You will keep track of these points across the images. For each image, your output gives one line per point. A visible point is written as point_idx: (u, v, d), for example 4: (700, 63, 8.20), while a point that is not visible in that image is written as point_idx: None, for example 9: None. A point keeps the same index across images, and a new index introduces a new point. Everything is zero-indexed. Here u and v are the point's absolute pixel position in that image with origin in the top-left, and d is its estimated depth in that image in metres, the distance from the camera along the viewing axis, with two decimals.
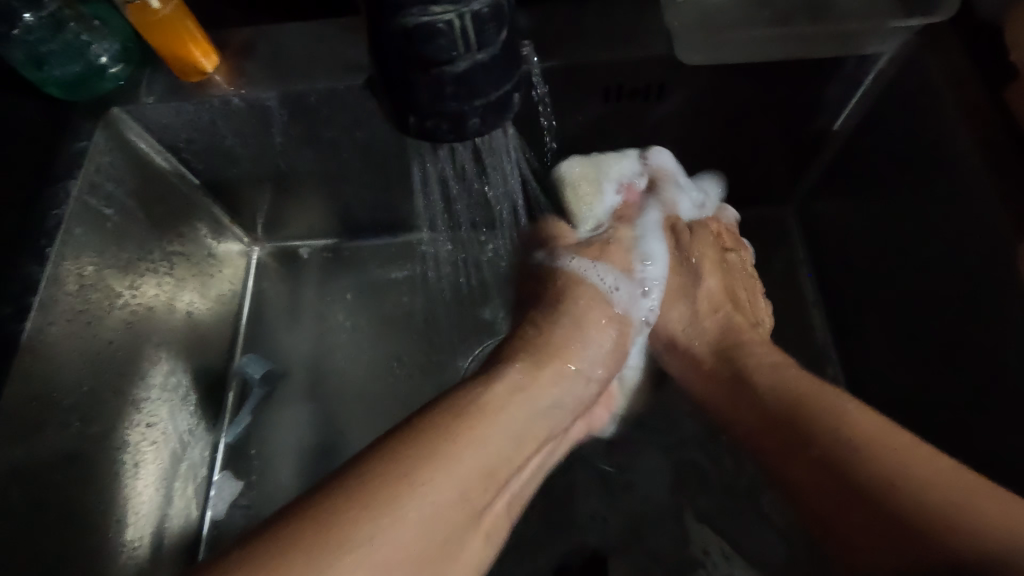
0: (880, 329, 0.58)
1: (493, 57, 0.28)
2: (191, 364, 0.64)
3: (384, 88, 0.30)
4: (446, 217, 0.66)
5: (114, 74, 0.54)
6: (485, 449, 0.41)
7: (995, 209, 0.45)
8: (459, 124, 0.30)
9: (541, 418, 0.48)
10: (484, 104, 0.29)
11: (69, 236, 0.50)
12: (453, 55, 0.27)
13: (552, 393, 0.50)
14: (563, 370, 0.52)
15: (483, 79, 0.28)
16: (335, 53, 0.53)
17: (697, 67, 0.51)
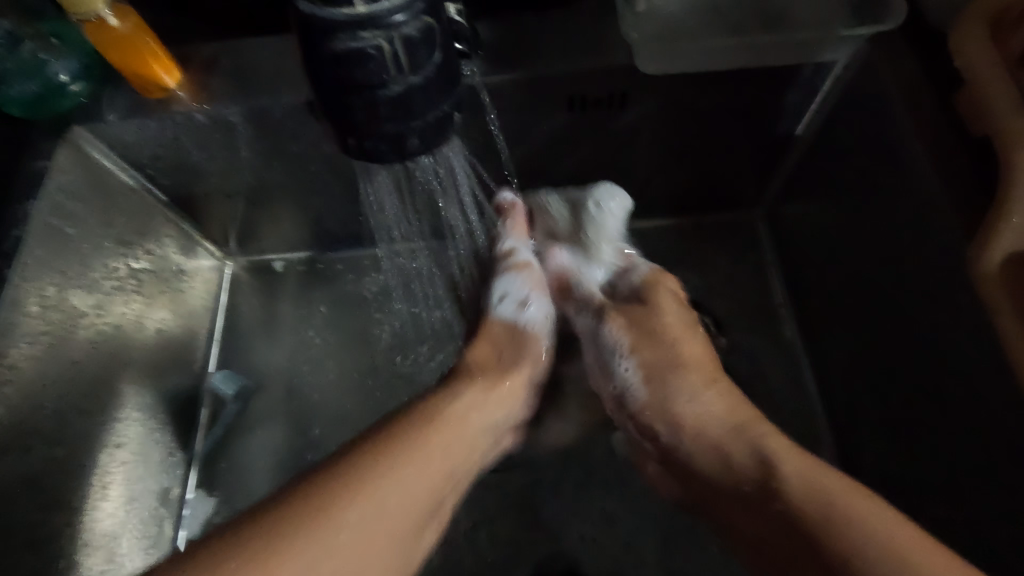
0: (847, 330, 0.59)
1: (427, 77, 0.28)
2: (161, 382, 0.63)
3: (322, 111, 0.30)
4: (400, 232, 0.67)
5: (74, 91, 0.53)
6: (434, 465, 0.44)
7: (949, 212, 0.46)
8: (400, 145, 0.30)
9: (483, 434, 0.51)
10: (422, 125, 0.29)
11: (30, 257, 0.50)
12: (384, 79, 0.27)
13: (498, 408, 0.52)
14: (512, 382, 0.54)
15: (419, 100, 0.29)
16: (299, 67, 0.53)
17: (657, 76, 0.52)
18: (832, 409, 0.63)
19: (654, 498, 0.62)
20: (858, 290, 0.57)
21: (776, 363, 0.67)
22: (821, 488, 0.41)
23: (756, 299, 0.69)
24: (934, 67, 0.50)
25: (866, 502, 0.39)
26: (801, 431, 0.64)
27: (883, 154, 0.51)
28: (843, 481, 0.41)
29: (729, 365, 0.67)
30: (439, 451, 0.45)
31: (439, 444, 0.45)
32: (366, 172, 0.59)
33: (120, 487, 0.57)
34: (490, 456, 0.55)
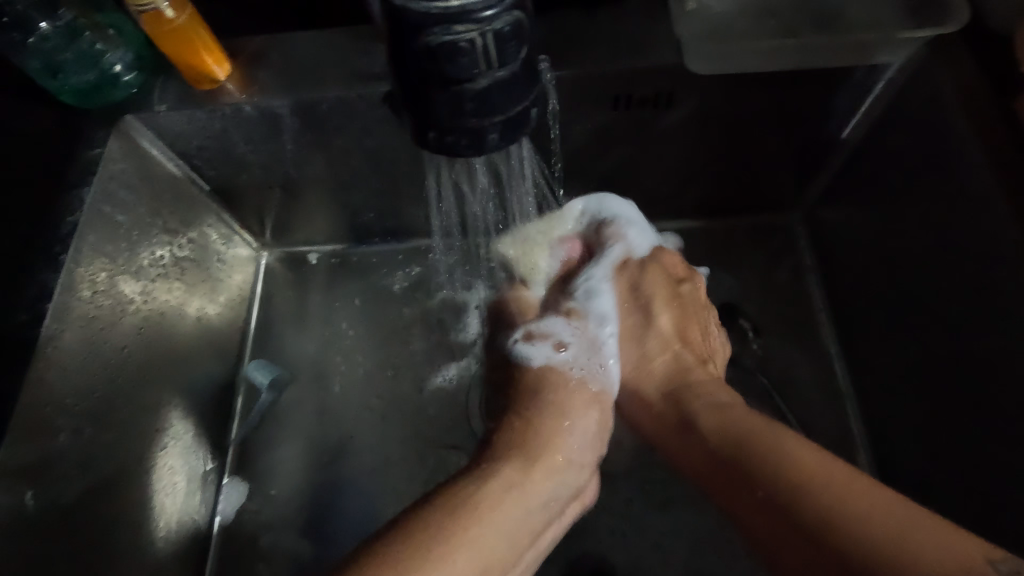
0: (888, 337, 0.58)
1: (514, 73, 0.28)
2: (199, 371, 0.64)
3: (404, 104, 0.30)
4: (449, 228, 0.67)
5: (127, 82, 0.54)
6: (469, 564, 0.40)
7: (1003, 219, 0.46)
8: (478, 140, 0.30)
9: (534, 513, 0.46)
10: (504, 120, 0.30)
11: (83, 243, 0.51)
12: (474, 73, 0.27)
13: (539, 488, 0.48)
14: (550, 458, 0.50)
15: (503, 95, 0.29)
16: (347, 62, 0.54)
17: (705, 76, 0.52)
18: (868, 417, 0.62)
19: (683, 502, 0.62)
20: (901, 297, 0.56)
21: (812, 369, 0.66)
22: (814, 472, 0.40)
23: (790, 303, 0.69)
24: (990, 71, 0.49)
25: (871, 487, 0.37)
26: (835, 439, 0.63)
27: (934, 159, 0.50)
28: (841, 467, 0.40)
29: (763, 369, 0.66)
30: (470, 552, 0.40)
31: (478, 526, 0.42)
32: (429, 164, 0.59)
33: (160, 473, 0.58)
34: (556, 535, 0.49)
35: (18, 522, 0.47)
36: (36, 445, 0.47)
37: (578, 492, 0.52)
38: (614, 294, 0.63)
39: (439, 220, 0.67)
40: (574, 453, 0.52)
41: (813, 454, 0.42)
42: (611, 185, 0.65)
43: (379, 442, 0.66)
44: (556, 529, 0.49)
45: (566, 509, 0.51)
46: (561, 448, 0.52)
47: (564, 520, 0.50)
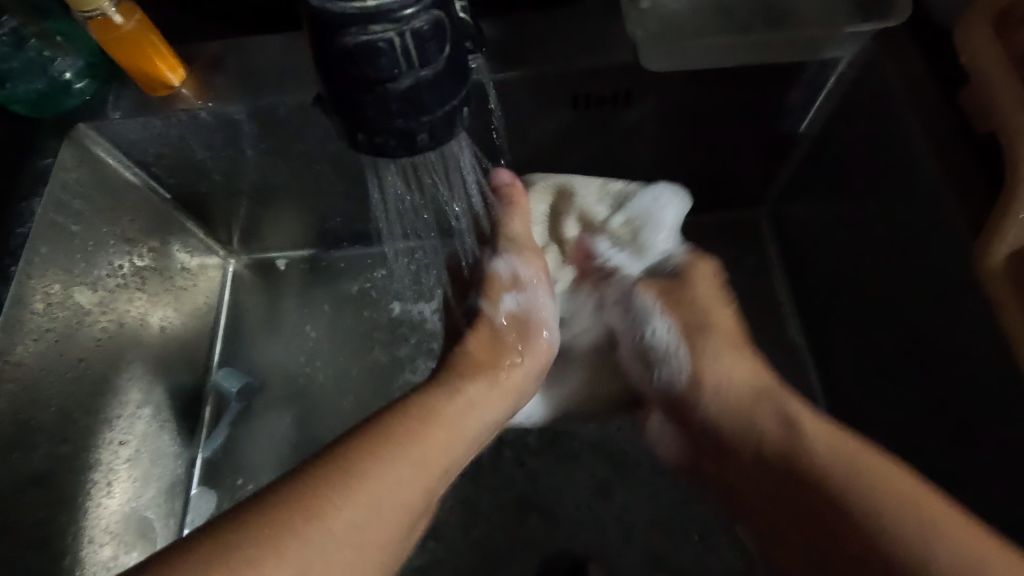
0: (852, 328, 0.59)
1: (437, 74, 0.28)
2: (165, 381, 0.63)
3: (332, 105, 0.30)
4: (410, 231, 0.67)
5: (79, 90, 0.53)
6: (428, 468, 0.43)
7: (951, 208, 0.47)
8: (409, 141, 0.30)
9: (483, 427, 0.50)
10: (432, 120, 0.29)
11: (35, 254, 0.50)
12: (395, 73, 0.27)
13: (501, 394, 0.53)
14: (516, 366, 0.55)
15: (431, 95, 0.29)
16: (304, 66, 0.53)
17: (661, 73, 0.52)
18: (835, 407, 0.63)
19: (658, 498, 0.62)
20: (864, 288, 0.57)
21: (782, 361, 0.66)
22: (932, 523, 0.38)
23: (758, 297, 0.69)
24: (937, 65, 0.50)
25: (989, 545, 0.37)
26: None
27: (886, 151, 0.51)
28: (958, 521, 0.38)
29: None
30: (441, 442, 0.45)
31: (435, 438, 0.45)
32: (377, 170, 0.58)
33: (125, 486, 0.57)
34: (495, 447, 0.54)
35: None
36: None
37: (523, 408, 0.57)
38: (649, 303, 0.58)
39: (398, 225, 0.67)
40: (536, 368, 0.57)
41: (940, 507, 0.39)
42: None
43: None
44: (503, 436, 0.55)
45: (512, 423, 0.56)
46: (530, 362, 0.56)
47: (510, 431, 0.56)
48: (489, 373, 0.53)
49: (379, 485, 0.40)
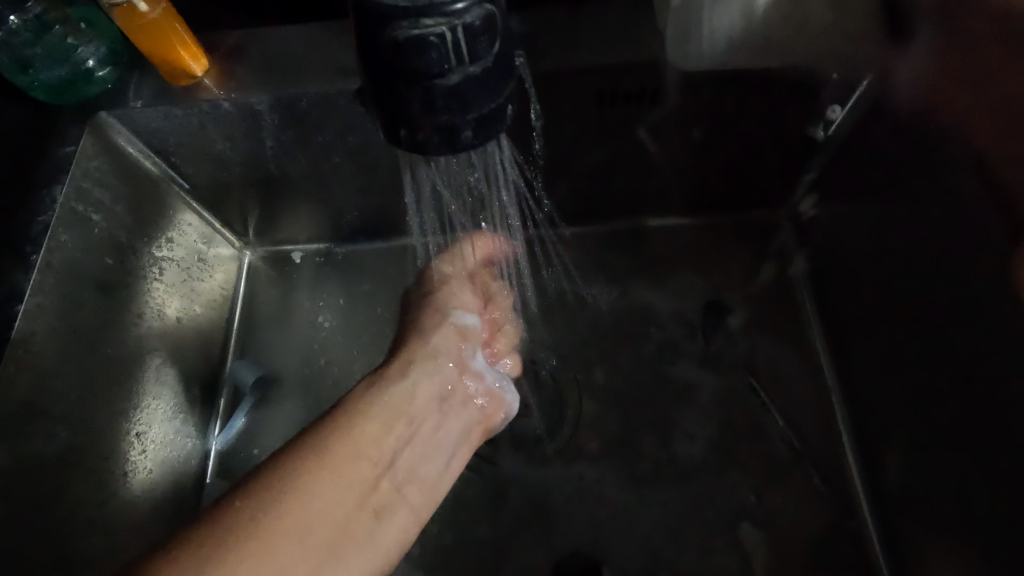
0: (875, 333, 0.58)
1: (484, 69, 0.28)
2: (183, 372, 0.63)
3: (373, 100, 0.29)
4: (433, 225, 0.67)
5: (102, 78, 0.53)
6: (343, 461, 0.43)
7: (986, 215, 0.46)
8: (451, 137, 0.29)
9: (406, 409, 0.50)
10: (476, 117, 0.29)
11: (56, 244, 0.50)
12: (444, 68, 0.27)
13: (421, 378, 0.52)
14: (429, 353, 0.55)
15: (477, 91, 0.28)
16: (327, 56, 0.53)
17: (689, 72, 0.52)
18: (856, 412, 0.62)
19: (675, 500, 0.60)
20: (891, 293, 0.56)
21: (802, 366, 0.65)
22: None
23: (778, 300, 0.68)
24: None
25: None
26: (825, 436, 0.62)
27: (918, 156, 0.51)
28: None
29: (752, 368, 0.65)
30: (360, 437, 0.45)
31: (346, 435, 0.45)
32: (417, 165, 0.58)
33: (142, 478, 0.57)
34: (443, 431, 0.52)
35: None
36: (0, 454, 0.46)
37: (464, 393, 0.55)
38: None
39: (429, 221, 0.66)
40: (449, 351, 0.57)
41: None
42: (596, 181, 0.64)
43: None
44: (455, 423, 0.53)
45: (458, 409, 0.54)
46: (442, 346, 0.56)
47: (460, 419, 0.54)
48: (403, 363, 0.53)
49: (289, 496, 0.39)
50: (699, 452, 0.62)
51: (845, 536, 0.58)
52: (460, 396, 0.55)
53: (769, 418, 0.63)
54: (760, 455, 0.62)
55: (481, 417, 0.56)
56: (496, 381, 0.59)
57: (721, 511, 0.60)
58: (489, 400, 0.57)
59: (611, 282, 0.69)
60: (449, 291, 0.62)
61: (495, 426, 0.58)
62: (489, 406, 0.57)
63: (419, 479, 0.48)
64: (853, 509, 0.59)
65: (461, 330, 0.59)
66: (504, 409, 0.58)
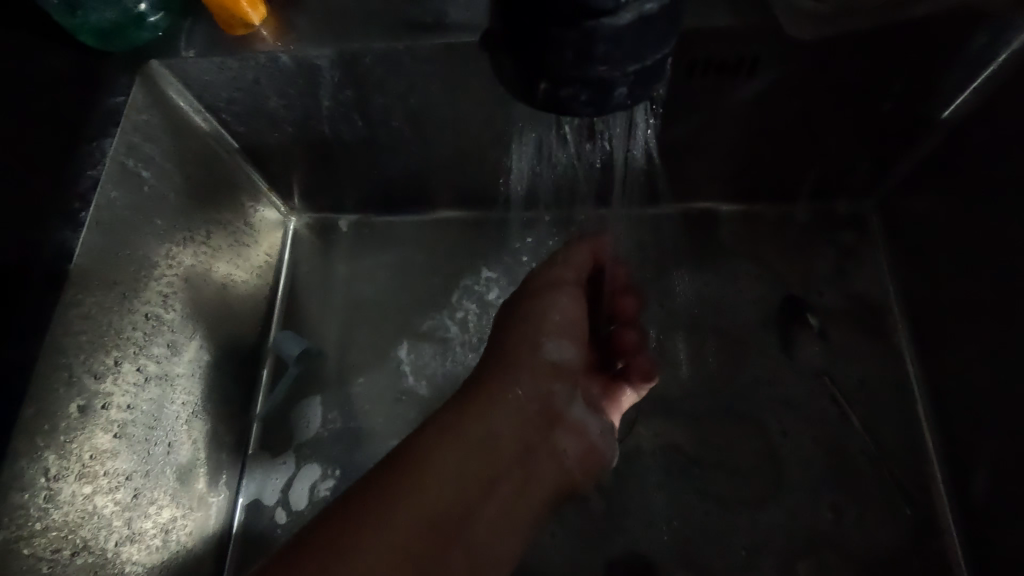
0: (971, 339, 0.53)
1: (659, 10, 0.24)
2: (226, 339, 0.60)
3: (508, 47, 0.26)
4: (514, 193, 0.64)
5: (153, 23, 0.49)
6: (420, 510, 0.43)
7: None
8: (602, 95, 0.26)
9: (489, 452, 0.49)
10: (637, 70, 0.25)
11: (105, 201, 0.46)
12: (618, 3, 0.23)
13: (510, 425, 0.51)
14: (525, 395, 0.53)
15: (645, 35, 0.24)
16: (394, 10, 0.48)
17: (802, 42, 0.46)
18: (941, 422, 0.57)
19: (738, 502, 0.56)
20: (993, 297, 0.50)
21: (882, 369, 0.60)
22: None
23: (857, 297, 0.63)
24: None
25: None
26: (904, 446, 0.58)
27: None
28: None
29: (825, 370, 0.61)
30: (439, 472, 0.46)
31: (421, 475, 0.45)
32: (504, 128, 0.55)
33: (184, 453, 0.54)
34: (527, 478, 0.51)
35: (64, 508, 0.43)
36: (43, 425, 0.42)
37: (552, 446, 0.53)
38: None
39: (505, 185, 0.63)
40: (542, 399, 0.54)
41: None
42: (671, 162, 0.59)
43: (401, 422, 0.62)
44: (538, 474, 0.52)
45: (543, 467, 0.52)
46: (534, 393, 0.53)
47: (544, 476, 0.52)
48: (484, 398, 0.51)
49: (363, 542, 0.40)
50: (765, 453, 0.58)
51: (928, 559, 0.54)
52: (548, 451, 0.53)
53: (844, 424, 0.59)
54: (831, 461, 0.57)
55: (564, 476, 0.54)
56: (597, 431, 0.57)
57: (790, 522, 0.56)
58: (577, 465, 0.55)
59: (676, 270, 0.65)
60: (546, 307, 0.57)
61: (578, 485, 0.55)
62: (575, 469, 0.55)
63: (496, 535, 0.48)
64: (932, 528, 0.55)
65: (558, 368, 0.56)
66: (594, 472, 0.56)
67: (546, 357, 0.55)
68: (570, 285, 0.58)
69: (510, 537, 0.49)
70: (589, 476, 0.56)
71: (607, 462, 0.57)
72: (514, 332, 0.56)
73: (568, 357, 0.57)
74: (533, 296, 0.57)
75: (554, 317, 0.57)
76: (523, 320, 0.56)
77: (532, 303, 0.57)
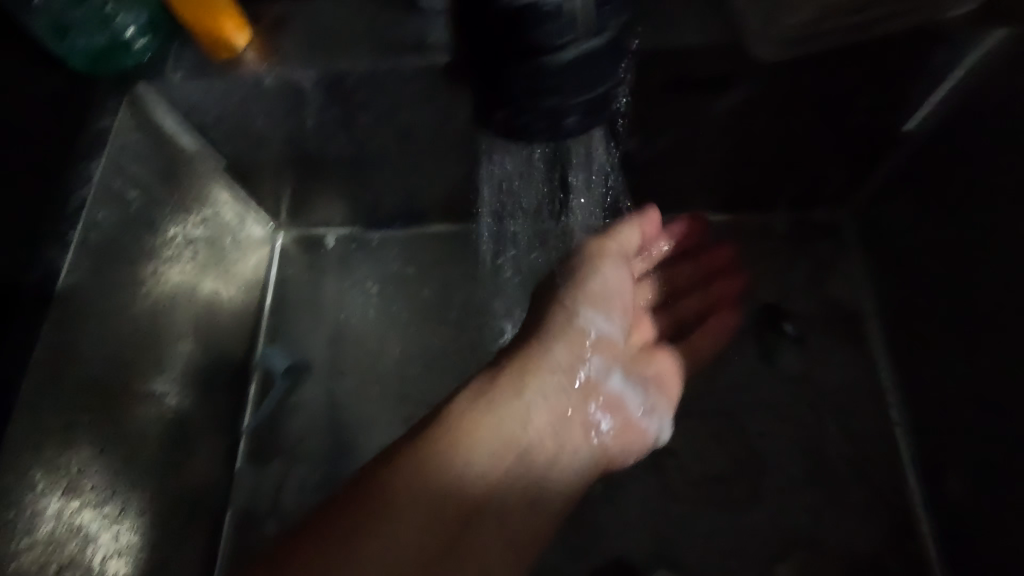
0: (940, 343, 0.55)
1: (603, 43, 0.28)
2: (214, 355, 0.61)
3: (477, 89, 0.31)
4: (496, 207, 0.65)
5: (140, 48, 0.50)
6: (446, 487, 0.45)
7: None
8: (556, 123, 0.30)
9: (520, 432, 0.49)
10: (586, 101, 0.29)
11: (93, 221, 0.47)
12: (560, 42, 0.27)
13: (543, 407, 0.50)
14: (560, 373, 0.52)
15: (589, 68, 0.28)
16: (376, 30, 0.50)
17: (766, 62, 0.48)
18: (914, 425, 0.58)
19: (719, 507, 0.58)
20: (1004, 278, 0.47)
21: (858, 374, 0.62)
22: None
23: (833, 304, 0.65)
24: None
25: None
26: (880, 450, 0.59)
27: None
28: None
29: (803, 377, 0.62)
30: (469, 454, 0.47)
31: (450, 453, 0.46)
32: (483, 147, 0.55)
33: (172, 467, 0.55)
34: (562, 455, 0.51)
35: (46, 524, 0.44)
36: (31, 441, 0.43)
37: (588, 423, 0.52)
38: None
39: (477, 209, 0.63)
40: (578, 376, 0.53)
41: None
42: (649, 175, 0.61)
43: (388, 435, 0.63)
44: (572, 452, 0.51)
45: (575, 446, 0.52)
46: (568, 372, 0.52)
47: (577, 460, 0.51)
48: (515, 381, 0.50)
49: (388, 515, 0.43)
50: (745, 458, 0.59)
51: (903, 558, 0.55)
52: (583, 429, 0.52)
53: (821, 429, 0.60)
54: (809, 465, 0.59)
55: (599, 456, 0.53)
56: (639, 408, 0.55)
57: (770, 525, 0.57)
58: (614, 444, 0.53)
59: None
60: (587, 280, 0.54)
61: (615, 462, 0.54)
62: (612, 448, 0.53)
63: (524, 515, 0.48)
64: (907, 530, 0.56)
65: (603, 341, 0.54)
66: (633, 450, 0.55)
67: (588, 331, 0.54)
68: (615, 255, 0.56)
69: (541, 514, 0.49)
70: (627, 454, 0.54)
71: (649, 437, 0.55)
72: (552, 305, 0.54)
73: (613, 330, 0.55)
74: (573, 268, 0.55)
75: (597, 287, 0.55)
76: (566, 293, 0.54)
77: (575, 275, 0.55)
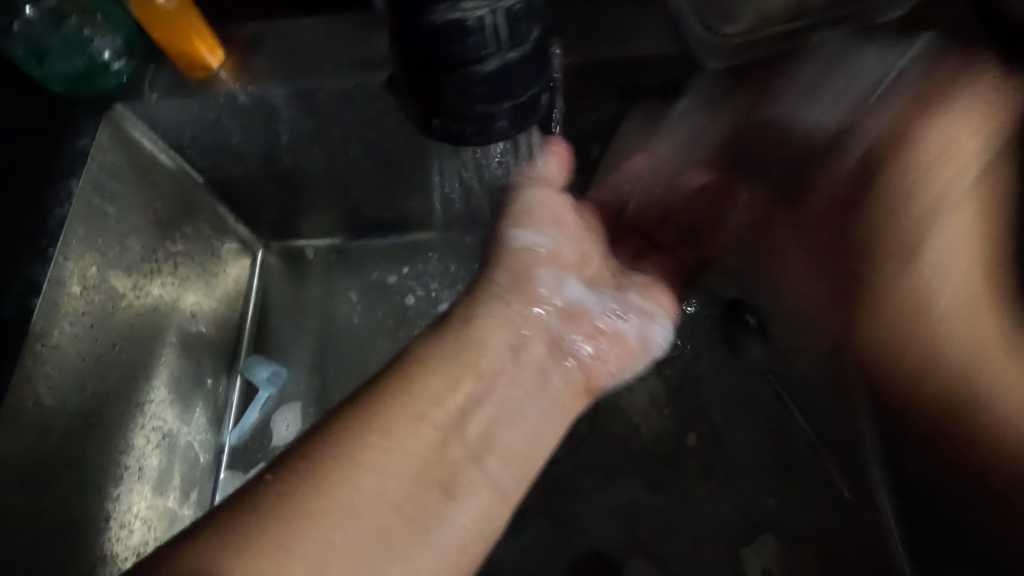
0: None
1: (520, 57, 0.32)
2: (195, 366, 0.62)
3: (409, 90, 0.33)
4: (471, 215, 0.68)
5: (117, 70, 0.52)
6: (401, 432, 0.40)
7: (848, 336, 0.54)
8: (486, 125, 0.33)
9: (478, 361, 0.45)
10: (512, 107, 0.33)
11: (73, 236, 0.49)
12: (483, 54, 0.30)
13: (497, 333, 0.47)
14: (513, 298, 0.49)
15: (512, 77, 0.32)
16: (344, 48, 0.52)
17: (713, 70, 0.51)
18: None
19: (691, 497, 0.59)
20: (889, 280, 0.49)
21: None
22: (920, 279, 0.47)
23: None
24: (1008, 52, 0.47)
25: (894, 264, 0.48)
26: None
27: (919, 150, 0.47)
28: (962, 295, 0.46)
29: None
30: (420, 388, 0.43)
31: (404, 392, 0.42)
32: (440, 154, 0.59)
33: (154, 476, 0.56)
34: (533, 382, 0.47)
35: (12, 533, 0.45)
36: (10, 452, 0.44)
37: (553, 340, 0.50)
38: None
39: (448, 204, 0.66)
40: (529, 291, 0.50)
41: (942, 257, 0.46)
42: None
43: None
44: (542, 378, 0.48)
45: (545, 365, 0.49)
46: (519, 294, 0.49)
47: (549, 381, 0.48)
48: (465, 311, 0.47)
49: (349, 470, 0.38)
50: (716, 448, 0.61)
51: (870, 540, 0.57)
52: (547, 346, 0.49)
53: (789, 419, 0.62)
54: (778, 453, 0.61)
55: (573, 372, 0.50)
56: (604, 315, 0.53)
57: (741, 512, 0.59)
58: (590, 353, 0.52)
59: None
60: (523, 200, 0.52)
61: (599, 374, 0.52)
62: (587, 359, 0.51)
63: (503, 450, 0.44)
64: (873, 513, 0.58)
65: (552, 256, 0.52)
66: (614, 360, 0.53)
67: (532, 250, 0.51)
68: (538, 179, 0.53)
69: (519, 443, 0.45)
70: (608, 363, 0.53)
71: (634, 342, 0.54)
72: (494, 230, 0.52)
73: (562, 243, 0.53)
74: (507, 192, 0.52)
75: (531, 208, 0.52)
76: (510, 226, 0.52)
77: (515, 204, 0.52)
